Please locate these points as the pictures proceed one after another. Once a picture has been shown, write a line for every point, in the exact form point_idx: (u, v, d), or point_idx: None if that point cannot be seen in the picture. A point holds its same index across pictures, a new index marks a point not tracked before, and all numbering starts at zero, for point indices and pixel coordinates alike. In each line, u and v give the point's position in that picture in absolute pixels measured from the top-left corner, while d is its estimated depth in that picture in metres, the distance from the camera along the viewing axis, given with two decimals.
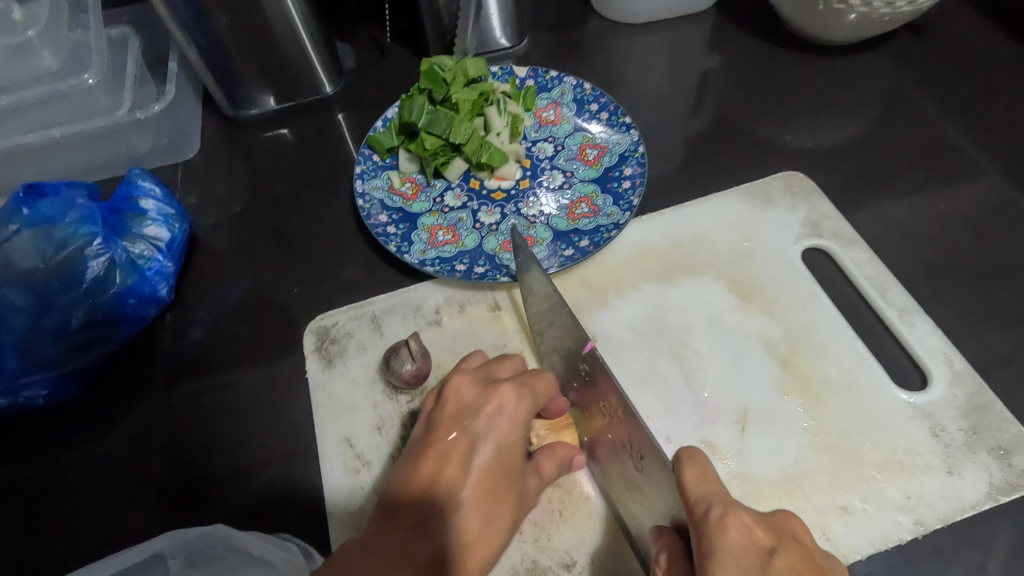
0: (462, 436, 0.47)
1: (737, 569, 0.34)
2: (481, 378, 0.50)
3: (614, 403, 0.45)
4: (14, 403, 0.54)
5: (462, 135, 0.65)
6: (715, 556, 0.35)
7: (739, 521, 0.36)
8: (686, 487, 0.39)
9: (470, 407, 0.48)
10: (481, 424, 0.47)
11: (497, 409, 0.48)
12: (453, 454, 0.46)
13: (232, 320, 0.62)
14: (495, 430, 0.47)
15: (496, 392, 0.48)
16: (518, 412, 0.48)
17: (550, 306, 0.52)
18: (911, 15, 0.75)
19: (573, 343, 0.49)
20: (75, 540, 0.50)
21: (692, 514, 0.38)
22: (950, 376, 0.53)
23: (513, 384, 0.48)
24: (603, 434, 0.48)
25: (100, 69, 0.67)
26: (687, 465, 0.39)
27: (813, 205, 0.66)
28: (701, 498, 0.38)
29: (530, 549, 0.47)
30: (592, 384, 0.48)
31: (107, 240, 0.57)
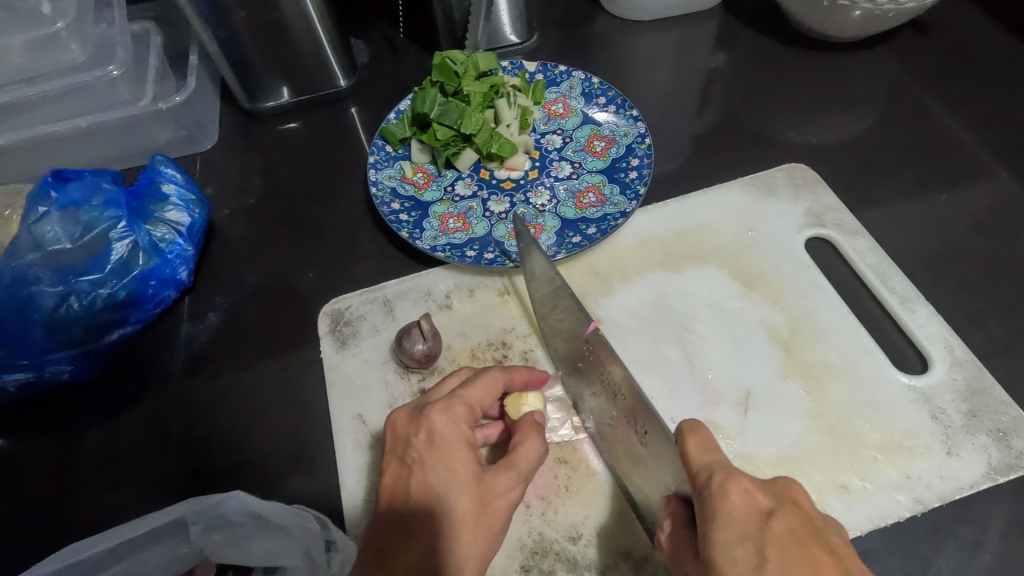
0: (402, 469, 0.45)
1: (735, 531, 0.36)
2: (416, 404, 0.48)
3: (619, 382, 0.46)
4: (40, 378, 0.56)
5: (473, 126, 0.67)
6: (716, 517, 0.37)
7: (740, 486, 0.37)
8: (687, 459, 0.40)
9: (406, 437, 0.46)
10: (416, 451, 0.45)
11: (429, 433, 0.45)
12: (399, 488, 0.44)
13: (249, 304, 0.64)
14: (429, 454, 0.44)
15: (426, 418, 0.46)
16: (449, 431, 0.45)
17: (557, 289, 0.53)
18: (915, 11, 0.76)
19: (578, 324, 0.50)
20: (99, 508, 0.52)
21: (695, 482, 0.39)
22: (949, 361, 0.54)
23: (439, 405, 0.46)
24: (607, 413, 0.50)
25: (124, 62, 0.69)
26: (687, 439, 0.40)
27: (816, 196, 0.67)
28: (704, 467, 0.39)
29: (538, 522, 0.49)
30: (595, 365, 0.49)
31: (131, 224, 0.59)
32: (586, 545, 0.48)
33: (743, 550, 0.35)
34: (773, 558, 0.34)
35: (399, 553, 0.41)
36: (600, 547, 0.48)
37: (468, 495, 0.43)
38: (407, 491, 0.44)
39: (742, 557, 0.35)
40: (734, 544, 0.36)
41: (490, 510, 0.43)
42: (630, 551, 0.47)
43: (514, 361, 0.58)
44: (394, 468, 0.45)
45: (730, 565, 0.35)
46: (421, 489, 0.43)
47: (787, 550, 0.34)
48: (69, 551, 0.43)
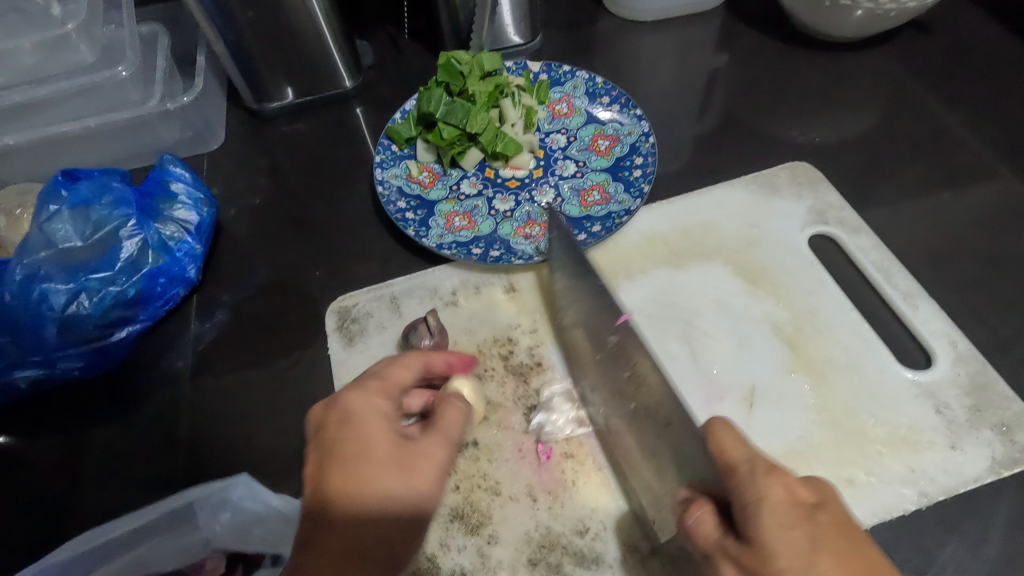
0: (322, 452, 0.42)
1: (782, 519, 0.34)
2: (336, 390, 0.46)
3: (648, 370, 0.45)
4: (51, 374, 0.57)
5: (478, 125, 0.68)
6: (764, 503, 0.35)
7: (782, 478, 0.36)
8: (723, 449, 0.38)
9: (325, 425, 0.43)
10: (332, 436, 0.42)
11: (344, 414, 0.43)
12: (320, 474, 0.41)
13: (257, 302, 0.65)
14: (346, 431, 0.42)
15: (342, 400, 0.43)
16: (364, 409, 0.43)
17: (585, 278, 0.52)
18: (916, 12, 0.77)
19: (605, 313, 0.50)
20: (110, 504, 0.53)
21: (733, 473, 0.37)
22: (952, 356, 0.55)
23: (354, 386, 0.45)
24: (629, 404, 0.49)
25: (133, 62, 0.70)
26: (720, 433, 0.39)
27: (819, 194, 0.67)
28: (743, 458, 0.37)
29: (544, 516, 0.49)
30: (623, 352, 0.48)
31: (141, 222, 0.60)
32: (592, 539, 0.48)
33: (793, 536, 0.34)
34: (824, 549, 0.33)
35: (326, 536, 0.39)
36: (608, 541, 0.48)
37: (387, 464, 0.41)
38: (322, 471, 0.41)
39: (794, 542, 0.34)
40: (785, 529, 0.34)
41: (416, 478, 0.41)
42: (636, 545, 0.48)
43: (520, 357, 0.58)
44: (313, 453, 0.43)
45: (783, 549, 0.33)
46: (335, 467, 0.41)
47: (833, 541, 0.34)
48: (83, 538, 0.45)
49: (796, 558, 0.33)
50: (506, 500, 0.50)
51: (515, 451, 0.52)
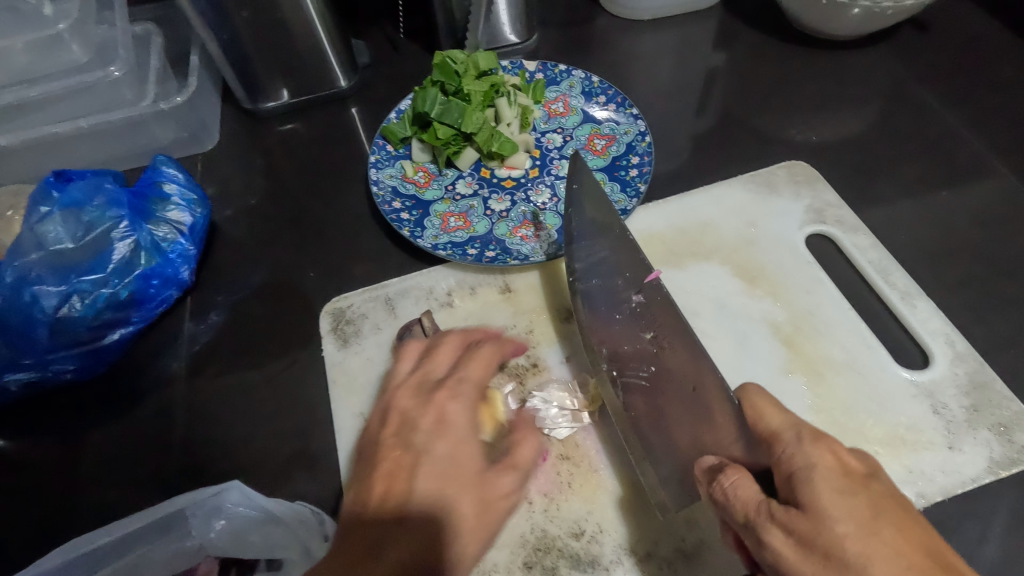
0: (406, 452, 0.44)
1: (832, 485, 0.33)
2: (419, 384, 0.49)
3: (670, 332, 0.47)
4: (42, 378, 0.56)
5: (474, 125, 0.67)
6: (816, 468, 0.33)
7: (832, 447, 0.35)
8: (762, 416, 0.38)
9: (411, 420, 0.46)
10: (423, 436, 0.45)
11: (439, 418, 0.46)
12: (399, 474, 0.43)
13: (252, 303, 0.64)
14: (439, 439, 0.45)
15: (435, 402, 0.47)
16: (459, 420, 0.46)
17: (596, 243, 0.54)
18: (914, 9, 0.77)
19: (620, 280, 0.52)
20: (102, 508, 0.52)
21: (778, 440, 0.36)
22: (950, 356, 0.54)
23: (449, 389, 0.48)
24: (635, 376, 0.50)
25: (126, 62, 0.69)
26: (755, 396, 0.39)
27: (816, 193, 0.67)
28: (785, 423, 0.37)
29: (540, 519, 0.49)
30: (642, 318, 0.50)
31: (134, 223, 0.59)
32: (589, 541, 0.48)
33: (853, 503, 0.32)
34: (884, 518, 0.31)
35: (399, 539, 0.39)
36: (604, 543, 0.48)
37: (470, 489, 0.43)
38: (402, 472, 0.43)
39: (854, 507, 0.32)
40: (840, 493, 0.32)
41: (491, 507, 0.44)
42: (632, 547, 0.47)
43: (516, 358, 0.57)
44: (392, 450, 0.44)
45: (842, 513, 0.31)
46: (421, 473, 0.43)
47: (892, 510, 0.32)
48: (74, 544, 0.44)
49: (857, 523, 0.31)
50: None
51: None
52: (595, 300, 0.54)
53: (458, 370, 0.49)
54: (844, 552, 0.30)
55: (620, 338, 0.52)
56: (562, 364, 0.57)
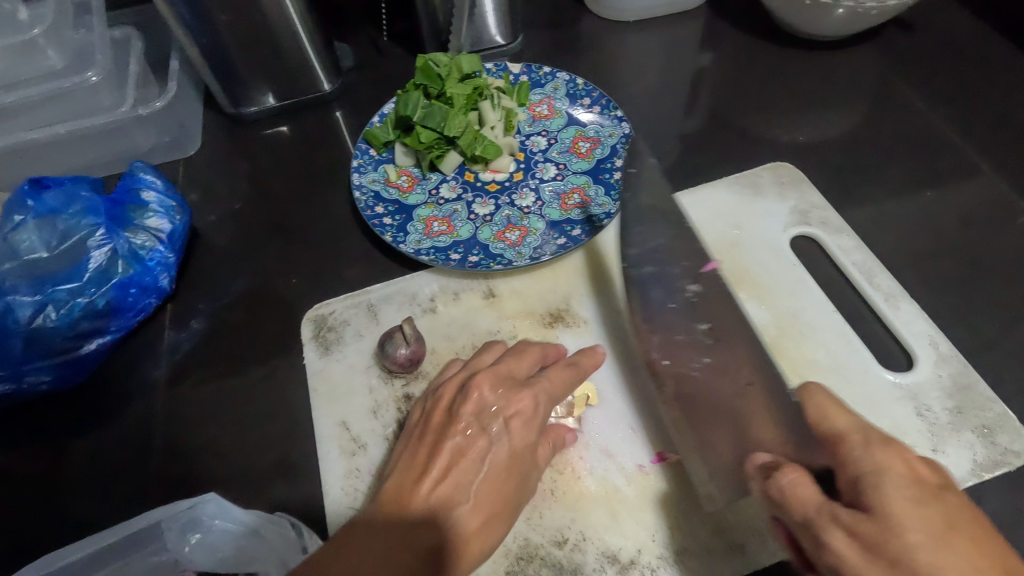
0: (479, 435, 0.45)
1: (901, 494, 0.33)
2: (500, 376, 0.48)
3: (730, 325, 0.50)
4: (17, 390, 0.55)
5: (456, 128, 0.67)
6: (885, 474, 0.34)
7: (903, 455, 0.35)
8: (828, 416, 0.40)
9: (491, 407, 0.46)
10: (497, 429, 0.46)
11: (518, 412, 0.47)
12: (467, 452, 0.44)
13: (233, 311, 0.63)
14: (513, 435, 0.46)
15: (518, 397, 0.47)
16: (534, 416, 0.47)
17: (652, 230, 0.55)
18: (898, 10, 0.77)
19: (676, 269, 0.53)
20: (79, 521, 0.51)
21: (844, 443, 0.37)
22: (934, 358, 0.54)
23: (535, 390, 0.48)
24: (687, 365, 0.51)
25: (104, 67, 0.69)
26: (819, 394, 0.41)
27: (801, 195, 0.67)
28: (853, 426, 0.38)
29: (523, 528, 0.48)
30: (697, 309, 0.52)
31: (110, 231, 0.59)
32: (572, 550, 0.47)
33: (925, 513, 0.32)
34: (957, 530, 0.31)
35: (448, 522, 0.41)
36: (586, 551, 0.47)
37: (517, 489, 0.45)
38: (465, 458, 0.44)
39: (929, 518, 0.32)
40: (912, 502, 0.32)
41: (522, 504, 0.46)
42: (615, 555, 0.47)
43: None
44: (465, 433, 0.45)
45: (915, 523, 0.32)
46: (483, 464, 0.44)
47: (969, 524, 0.31)
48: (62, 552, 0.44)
49: (929, 535, 0.31)
50: None
51: None
52: (650, 288, 0.54)
53: (542, 378, 0.49)
54: (913, 559, 0.30)
55: (673, 328, 0.52)
56: None
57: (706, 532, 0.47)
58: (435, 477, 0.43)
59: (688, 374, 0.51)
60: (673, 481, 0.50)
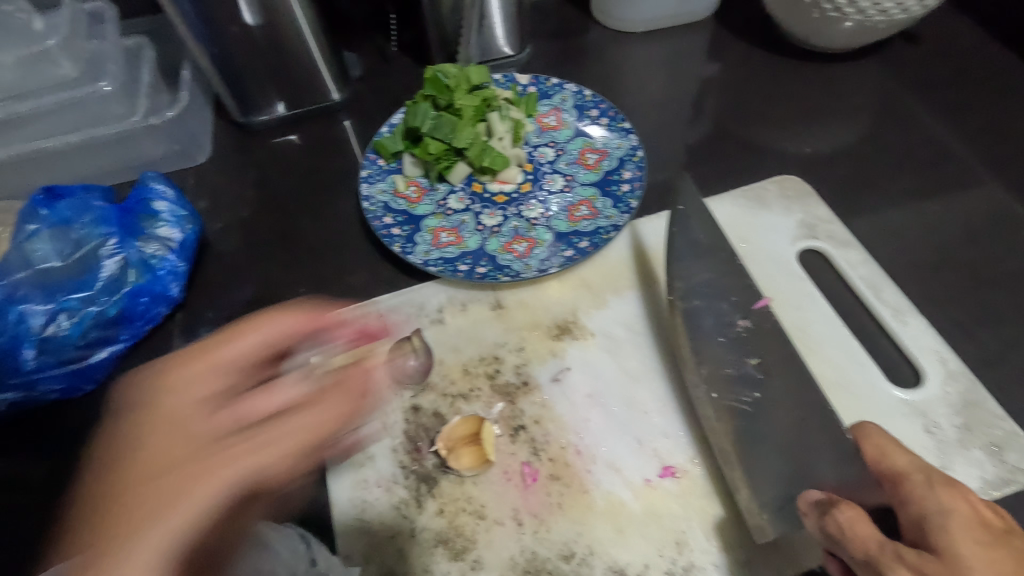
0: (221, 381, 0.43)
1: (969, 535, 0.34)
2: (202, 352, 0.45)
3: (778, 360, 0.53)
4: (28, 397, 0.55)
5: (464, 141, 0.67)
6: (949, 515, 0.35)
7: (966, 495, 0.36)
8: (887, 455, 0.41)
9: (222, 365, 0.43)
10: (201, 389, 0.42)
11: (219, 368, 0.43)
12: (196, 407, 0.41)
13: (242, 319, 0.64)
14: (307, 377, 0.43)
15: (222, 351, 0.43)
16: (241, 361, 0.44)
17: (699, 266, 0.57)
18: (905, 23, 0.77)
19: (726, 303, 0.56)
20: None
21: (906, 481, 0.39)
22: (943, 374, 0.54)
23: (245, 331, 0.46)
24: (734, 400, 0.52)
25: (116, 78, 0.70)
26: (876, 436, 0.43)
27: (808, 208, 0.67)
28: (912, 465, 0.40)
29: (530, 541, 0.48)
30: (747, 343, 0.54)
31: (122, 240, 0.59)
32: (579, 564, 0.47)
33: (995, 555, 0.33)
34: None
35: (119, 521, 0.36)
36: (594, 565, 0.47)
37: (251, 420, 0.40)
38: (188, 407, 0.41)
39: (997, 561, 0.33)
40: (979, 544, 0.34)
41: (276, 438, 0.40)
42: (622, 569, 0.47)
43: (507, 376, 0.57)
44: (258, 391, 0.42)
45: (983, 564, 0.33)
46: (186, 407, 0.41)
47: None
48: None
49: None
50: (490, 524, 0.49)
51: (500, 474, 0.51)
52: (698, 321, 0.55)
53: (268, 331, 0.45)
54: None
55: (721, 360, 0.53)
56: (554, 382, 0.56)
57: (713, 547, 0.48)
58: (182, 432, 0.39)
59: (736, 408, 0.51)
60: (678, 495, 0.50)
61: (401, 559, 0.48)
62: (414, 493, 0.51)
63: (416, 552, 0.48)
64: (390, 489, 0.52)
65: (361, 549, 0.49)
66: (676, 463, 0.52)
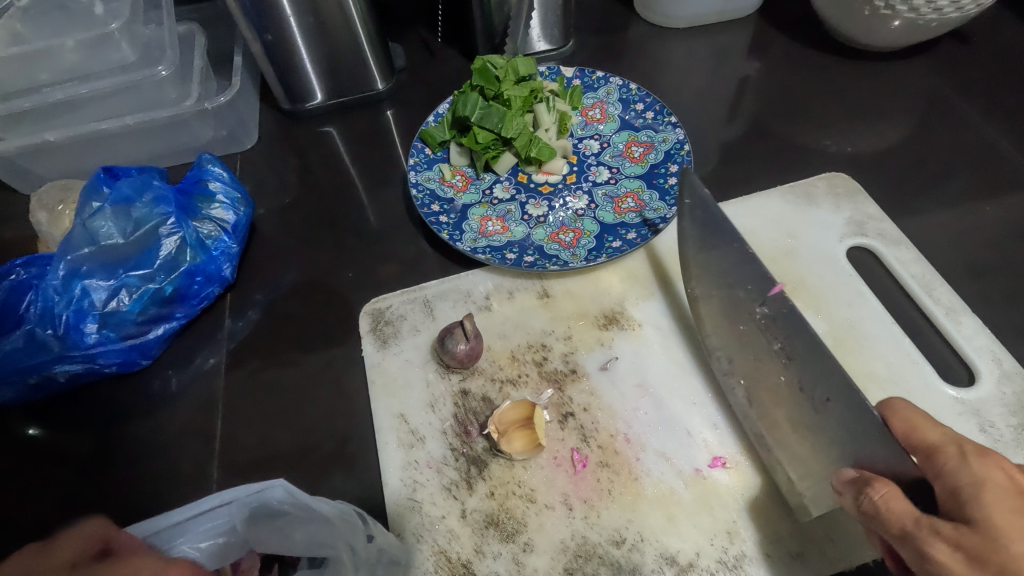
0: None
1: (1005, 505, 0.35)
2: None
3: (803, 349, 0.47)
4: (89, 369, 0.57)
5: (513, 130, 0.68)
6: (983, 486, 0.36)
7: (999, 465, 0.37)
8: (917, 429, 0.41)
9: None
10: None
11: None
12: None
13: (290, 301, 0.65)
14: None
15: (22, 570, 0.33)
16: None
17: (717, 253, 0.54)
18: (957, 22, 0.76)
19: (743, 290, 0.52)
20: (142, 498, 0.53)
21: (940, 455, 0.39)
22: (997, 375, 0.54)
23: None
24: (762, 384, 0.51)
25: (173, 62, 0.71)
26: (904, 410, 0.42)
27: (857, 205, 0.66)
28: (945, 437, 0.39)
29: (580, 526, 0.49)
30: (767, 331, 0.50)
31: (180, 220, 0.61)
32: (630, 550, 0.48)
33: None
34: None
35: None
36: (644, 552, 0.48)
37: None
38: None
39: None
40: (1015, 513, 0.34)
41: None
42: (674, 557, 0.47)
43: (555, 363, 0.57)
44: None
45: (1018, 533, 0.34)
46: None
47: None
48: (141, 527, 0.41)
49: None
50: (541, 507, 0.50)
51: (550, 459, 0.52)
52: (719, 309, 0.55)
53: None
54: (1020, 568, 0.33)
55: (745, 348, 0.52)
56: (602, 370, 0.57)
57: (763, 538, 0.48)
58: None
59: (767, 394, 0.51)
60: (729, 486, 0.50)
61: (452, 539, 0.49)
62: (465, 475, 0.52)
63: (468, 531, 0.49)
64: (442, 470, 0.52)
65: (415, 527, 0.50)
66: (726, 453, 0.52)
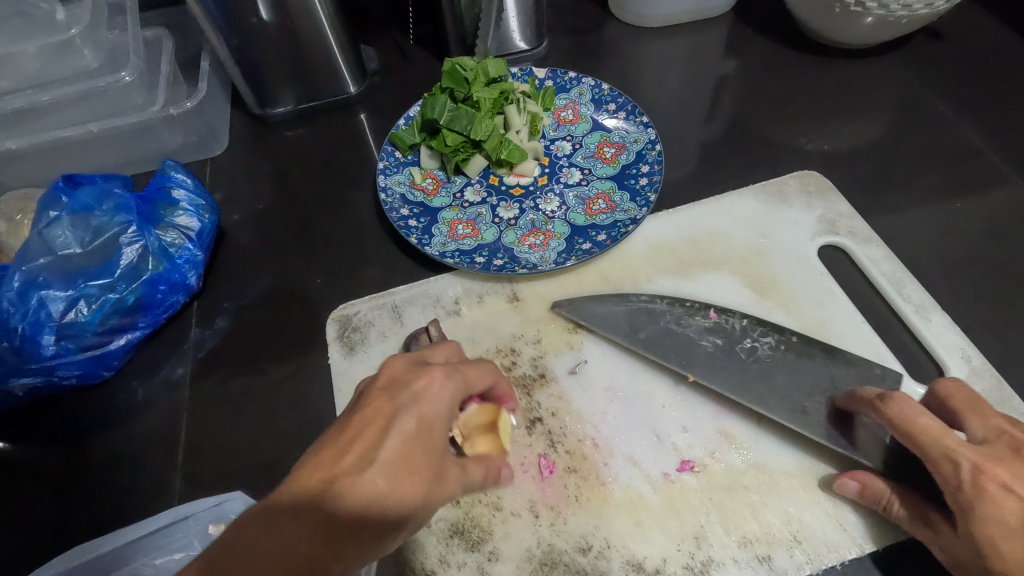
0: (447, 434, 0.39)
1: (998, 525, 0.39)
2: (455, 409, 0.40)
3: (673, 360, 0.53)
4: (47, 382, 0.56)
5: (483, 132, 0.67)
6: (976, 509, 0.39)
7: (997, 481, 0.39)
8: (917, 442, 0.42)
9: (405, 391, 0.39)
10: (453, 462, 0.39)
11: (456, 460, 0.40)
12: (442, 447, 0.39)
13: (259, 309, 0.64)
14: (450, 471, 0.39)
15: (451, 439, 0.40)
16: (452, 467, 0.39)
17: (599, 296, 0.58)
18: (929, 19, 0.76)
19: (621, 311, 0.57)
20: (102, 512, 0.52)
21: (937, 470, 0.41)
22: (967, 372, 0.54)
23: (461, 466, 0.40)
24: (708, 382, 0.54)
25: (137, 68, 0.70)
26: (903, 421, 0.43)
27: (828, 203, 0.66)
28: (940, 455, 0.41)
29: (547, 533, 0.48)
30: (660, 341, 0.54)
31: (141, 228, 0.59)
32: (596, 557, 0.47)
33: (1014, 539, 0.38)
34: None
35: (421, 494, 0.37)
36: (611, 559, 0.47)
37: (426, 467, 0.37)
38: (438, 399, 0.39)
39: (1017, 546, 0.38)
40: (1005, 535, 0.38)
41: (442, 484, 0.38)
42: (641, 563, 0.47)
43: (523, 368, 0.57)
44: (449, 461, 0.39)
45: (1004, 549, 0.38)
46: (427, 425, 0.38)
47: None
48: (74, 553, 0.48)
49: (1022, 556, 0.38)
50: (506, 515, 0.49)
51: (517, 466, 0.51)
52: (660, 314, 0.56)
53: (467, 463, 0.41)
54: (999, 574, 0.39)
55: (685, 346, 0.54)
56: (572, 374, 0.56)
57: (732, 542, 0.47)
58: (323, 459, 0.36)
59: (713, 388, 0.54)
60: (699, 490, 0.50)
61: (418, 549, 0.48)
62: None
63: (433, 541, 0.48)
64: None
65: None
66: (695, 457, 0.51)
